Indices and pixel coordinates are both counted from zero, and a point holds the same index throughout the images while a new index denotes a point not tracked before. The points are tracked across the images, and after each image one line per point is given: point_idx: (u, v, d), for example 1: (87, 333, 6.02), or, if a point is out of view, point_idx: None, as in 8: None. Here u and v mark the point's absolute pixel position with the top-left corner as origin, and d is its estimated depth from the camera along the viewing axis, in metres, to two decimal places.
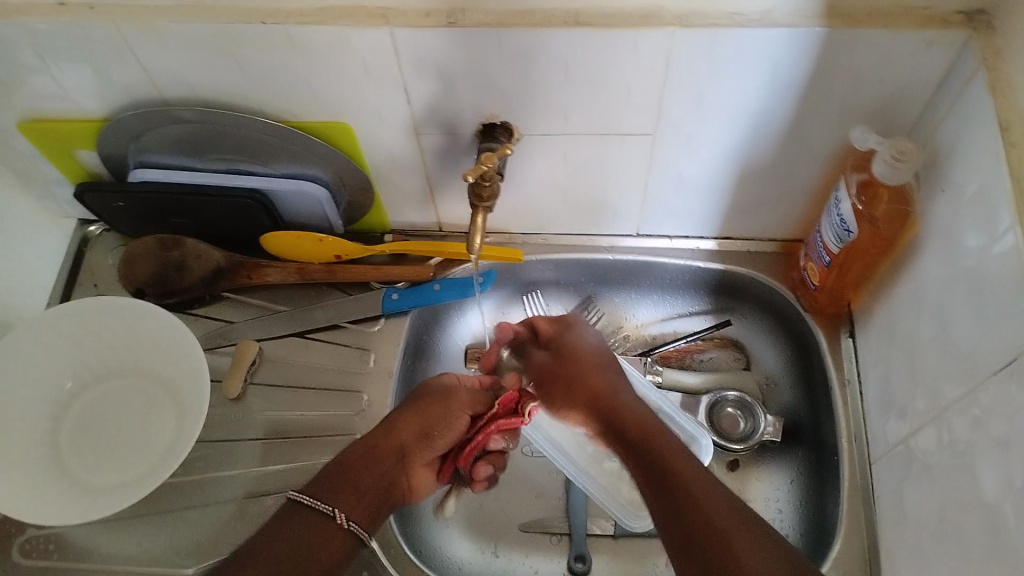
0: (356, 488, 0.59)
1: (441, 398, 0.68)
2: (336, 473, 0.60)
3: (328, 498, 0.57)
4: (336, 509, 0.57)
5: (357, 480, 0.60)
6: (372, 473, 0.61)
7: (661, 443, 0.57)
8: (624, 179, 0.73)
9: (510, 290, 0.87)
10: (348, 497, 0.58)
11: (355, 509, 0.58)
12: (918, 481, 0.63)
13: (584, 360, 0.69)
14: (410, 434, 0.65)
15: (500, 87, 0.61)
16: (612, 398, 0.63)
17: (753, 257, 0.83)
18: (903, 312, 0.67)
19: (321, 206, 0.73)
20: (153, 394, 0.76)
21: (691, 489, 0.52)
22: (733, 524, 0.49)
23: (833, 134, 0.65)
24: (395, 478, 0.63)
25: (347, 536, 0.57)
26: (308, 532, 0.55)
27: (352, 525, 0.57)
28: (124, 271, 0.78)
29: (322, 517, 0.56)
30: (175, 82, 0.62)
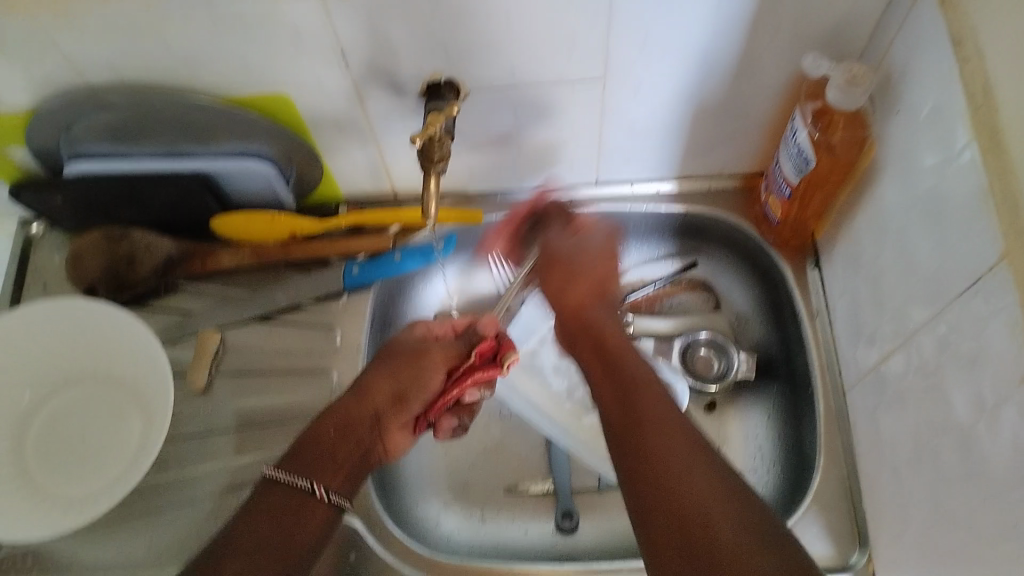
0: (334, 461, 0.59)
1: (415, 357, 0.69)
2: (308, 447, 0.59)
3: (306, 474, 0.57)
4: (313, 484, 0.56)
5: (336, 453, 0.60)
6: (350, 443, 0.61)
7: (633, 368, 0.58)
8: (577, 128, 0.71)
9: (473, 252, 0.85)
10: (331, 473, 0.58)
11: (332, 482, 0.58)
12: (892, 405, 0.63)
13: (585, 271, 0.68)
14: (383, 400, 0.65)
15: (441, 43, 0.59)
16: (593, 316, 0.65)
17: (714, 196, 0.82)
18: (866, 237, 0.67)
19: (269, 183, 0.70)
20: (117, 396, 0.74)
21: (648, 418, 0.52)
22: (682, 448, 0.49)
23: (785, 64, 0.64)
24: (373, 444, 0.63)
25: (329, 506, 0.57)
26: (287, 508, 0.55)
27: (331, 497, 0.57)
28: (72, 271, 0.76)
29: (301, 494, 0.56)
30: (99, 66, 0.59)
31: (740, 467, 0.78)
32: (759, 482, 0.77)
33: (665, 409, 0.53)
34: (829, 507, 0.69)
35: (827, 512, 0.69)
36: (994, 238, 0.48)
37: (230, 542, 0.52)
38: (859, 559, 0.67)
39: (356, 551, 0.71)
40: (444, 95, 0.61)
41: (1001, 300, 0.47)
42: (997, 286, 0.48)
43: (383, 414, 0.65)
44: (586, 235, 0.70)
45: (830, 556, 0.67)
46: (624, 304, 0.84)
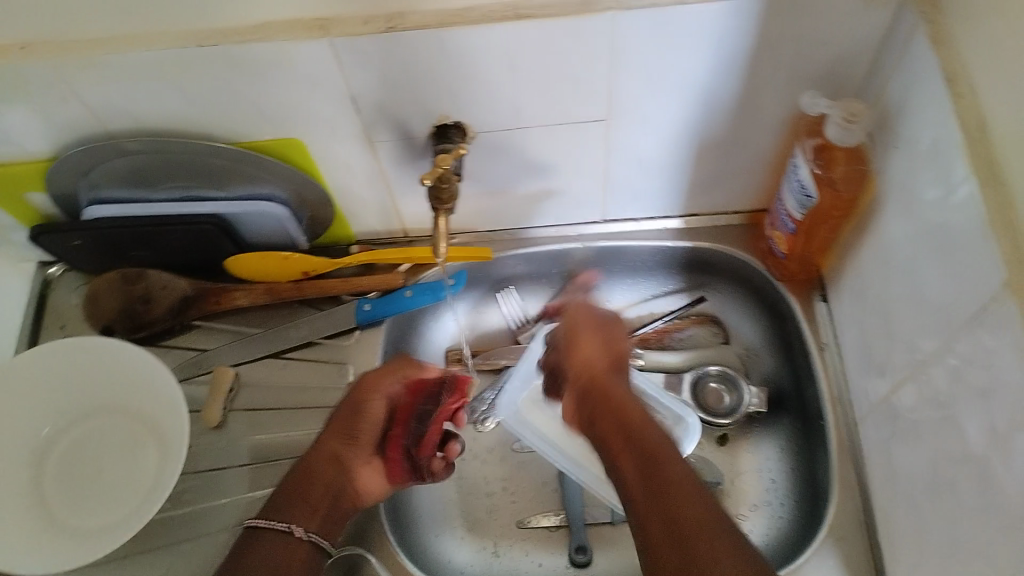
0: (306, 501, 0.60)
1: (357, 399, 0.66)
2: (284, 494, 0.61)
3: (283, 517, 0.58)
4: (293, 525, 0.58)
5: (306, 494, 0.61)
6: (319, 487, 0.62)
7: (658, 442, 0.55)
8: (583, 166, 0.72)
9: (483, 288, 0.87)
10: (300, 510, 0.59)
11: (309, 522, 0.59)
12: (904, 437, 0.63)
13: (596, 350, 0.66)
14: (336, 445, 0.64)
15: (447, 87, 0.61)
16: (609, 386, 0.62)
17: (720, 231, 0.83)
18: (872, 271, 0.67)
19: (282, 224, 0.72)
20: (133, 432, 0.75)
21: (678, 510, 0.49)
22: (707, 524, 0.48)
23: (785, 102, 0.65)
24: (341, 485, 0.63)
25: (306, 545, 0.58)
26: (270, 551, 0.56)
27: (310, 535, 0.58)
28: (89, 310, 0.78)
29: (280, 535, 0.57)
30: (119, 113, 0.61)
31: (752, 501, 0.78)
32: (772, 515, 0.77)
33: (675, 465, 0.53)
34: (844, 540, 0.69)
35: (842, 544, 0.69)
36: (994, 270, 0.48)
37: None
38: None
39: None
40: (451, 137, 0.63)
41: (1005, 332, 0.48)
42: (1001, 318, 0.48)
43: (342, 453, 0.64)
44: (578, 317, 0.69)
45: None
46: (633, 339, 0.85)
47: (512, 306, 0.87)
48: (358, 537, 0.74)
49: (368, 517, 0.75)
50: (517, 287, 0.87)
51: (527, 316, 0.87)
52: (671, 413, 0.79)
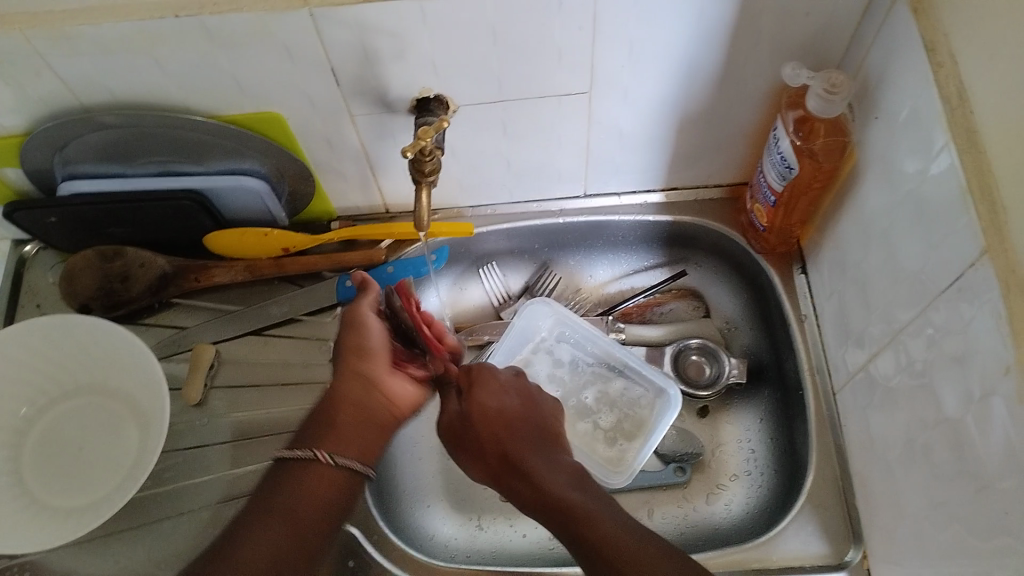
0: (334, 429, 0.62)
1: (354, 323, 0.67)
2: (314, 426, 0.63)
3: (309, 445, 0.61)
4: (315, 451, 0.60)
5: (333, 421, 0.63)
6: (344, 415, 0.63)
7: (540, 463, 0.57)
8: (564, 140, 0.72)
9: (466, 264, 0.87)
10: (329, 437, 0.62)
11: (336, 447, 0.61)
12: (881, 405, 0.64)
13: (511, 402, 0.62)
14: (360, 364, 0.65)
15: (427, 59, 0.60)
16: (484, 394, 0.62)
17: (701, 205, 0.84)
18: (850, 242, 0.68)
19: (262, 199, 0.72)
20: (113, 410, 0.74)
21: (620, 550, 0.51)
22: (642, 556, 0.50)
23: (766, 74, 0.65)
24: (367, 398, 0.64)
25: (345, 472, 0.61)
26: (301, 481, 0.59)
27: (338, 460, 0.60)
28: (66, 288, 0.76)
29: (309, 464, 0.60)
30: (95, 86, 0.60)
31: (733, 471, 0.79)
32: (751, 485, 0.78)
33: (597, 513, 0.53)
34: (823, 507, 0.70)
35: (821, 511, 0.70)
36: (973, 238, 0.49)
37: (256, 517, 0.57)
38: (854, 556, 0.68)
39: (355, 559, 0.71)
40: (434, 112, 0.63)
41: (982, 299, 0.48)
42: (979, 285, 0.49)
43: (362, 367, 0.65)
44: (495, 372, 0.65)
45: (824, 553, 0.68)
46: (613, 314, 0.86)
47: (494, 279, 0.87)
48: None
49: None
50: (500, 261, 0.88)
51: (508, 291, 0.88)
52: (654, 386, 0.81)
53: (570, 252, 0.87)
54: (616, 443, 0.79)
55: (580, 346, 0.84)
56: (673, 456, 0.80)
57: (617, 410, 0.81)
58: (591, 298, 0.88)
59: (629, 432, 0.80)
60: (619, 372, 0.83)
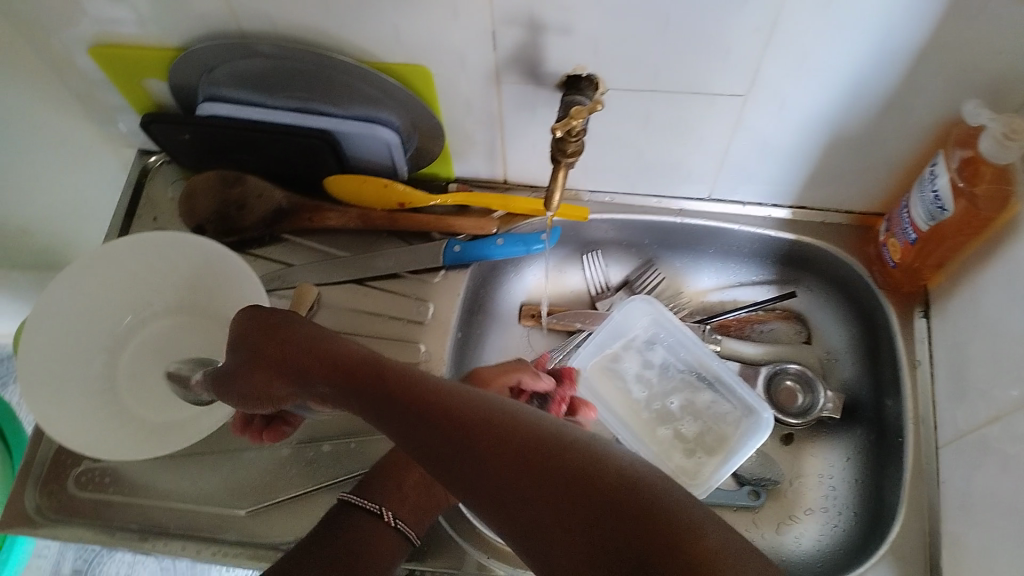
0: (400, 491, 0.62)
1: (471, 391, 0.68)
2: (384, 473, 0.64)
3: (375, 500, 0.61)
4: (382, 508, 0.60)
5: (399, 486, 0.63)
6: (412, 476, 0.64)
7: (461, 398, 0.43)
8: (706, 140, 0.70)
9: (571, 249, 0.86)
10: (391, 496, 0.62)
11: (400, 511, 0.61)
12: (995, 472, 0.61)
13: (367, 362, 0.50)
14: None
15: (591, 37, 0.58)
16: (426, 385, 0.45)
17: (828, 229, 0.80)
18: (991, 295, 0.64)
19: (390, 151, 0.71)
20: (208, 330, 0.75)
21: (574, 487, 0.37)
22: (620, 495, 0.37)
23: (937, 106, 0.62)
24: (440, 479, 0.65)
25: (395, 532, 0.60)
26: (362, 528, 0.58)
27: (397, 523, 0.60)
28: (184, 206, 0.77)
29: (370, 516, 0.59)
30: (257, 14, 0.59)
31: (810, 506, 0.76)
32: (827, 524, 0.75)
33: (568, 438, 0.40)
34: (906, 562, 0.67)
35: (905, 568, 0.67)
36: None
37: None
38: None
39: None
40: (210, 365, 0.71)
41: None
42: None
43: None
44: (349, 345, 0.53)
45: None
46: (713, 323, 0.84)
47: (595, 268, 0.87)
48: None
49: None
50: (605, 251, 0.86)
51: (609, 286, 0.87)
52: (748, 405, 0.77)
53: (682, 255, 0.86)
54: (695, 455, 0.77)
55: (669, 346, 0.82)
56: (749, 478, 0.77)
57: (702, 422, 0.79)
58: (691, 303, 0.86)
59: (709, 447, 0.78)
60: (707, 385, 0.81)
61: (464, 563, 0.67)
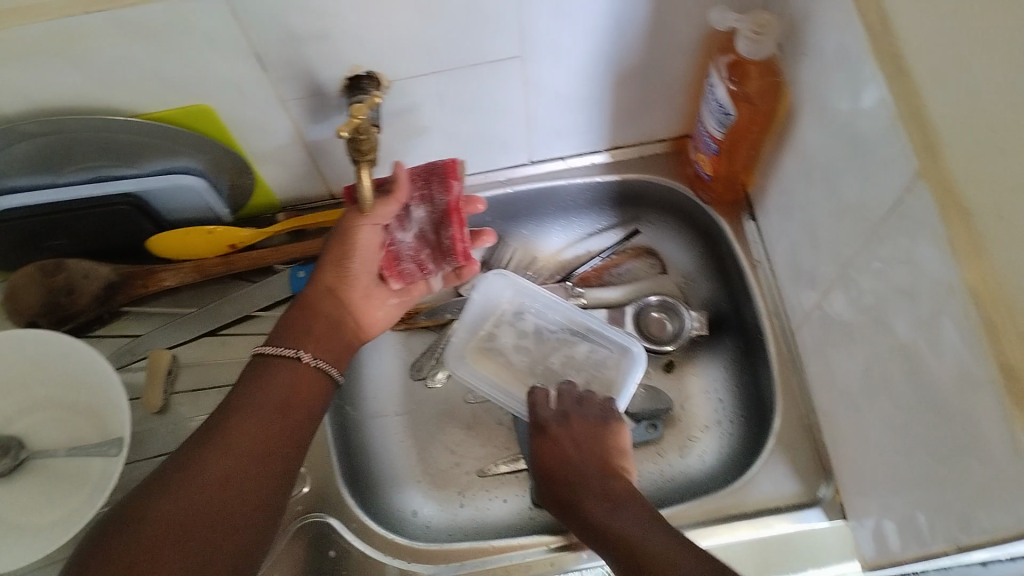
0: (311, 335, 0.65)
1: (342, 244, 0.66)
2: (288, 323, 0.65)
3: (288, 344, 0.63)
4: (299, 351, 0.63)
5: (310, 329, 0.65)
6: (322, 320, 0.66)
7: (570, 463, 0.69)
8: (504, 109, 0.72)
9: None
10: (309, 340, 0.64)
11: (316, 350, 0.64)
12: (838, 340, 0.65)
13: (370, 257, 0.67)
14: (331, 277, 0.67)
15: (354, 36, 0.59)
16: (566, 466, 0.69)
17: (646, 161, 0.84)
18: (793, 181, 0.68)
19: (202, 197, 0.71)
20: (70, 421, 0.72)
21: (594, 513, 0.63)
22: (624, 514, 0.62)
23: (695, 21, 0.65)
24: (343, 318, 0.67)
25: (317, 370, 0.64)
26: (284, 383, 0.61)
27: (317, 361, 0.64)
28: (9, 307, 0.74)
29: (289, 362, 0.62)
30: (12, 94, 0.58)
31: (704, 423, 0.79)
32: (723, 436, 0.78)
33: (594, 492, 0.65)
34: (791, 447, 0.71)
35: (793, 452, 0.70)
36: (908, 158, 0.49)
37: (181, 474, 0.54)
38: (827, 492, 0.68)
39: (336, 549, 0.70)
40: (26, 456, 0.70)
41: (923, 222, 0.49)
42: (919, 209, 0.49)
43: (335, 284, 0.67)
44: (365, 232, 0.66)
45: (798, 493, 0.69)
46: (572, 278, 0.86)
47: None
48: (318, 504, 0.72)
49: (325, 483, 0.74)
50: None
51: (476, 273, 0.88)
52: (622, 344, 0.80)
53: (526, 223, 0.87)
54: None
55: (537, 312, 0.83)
56: (644, 413, 0.80)
57: (585, 373, 0.81)
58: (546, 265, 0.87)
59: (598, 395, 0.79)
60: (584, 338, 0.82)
61: (385, 570, 0.69)
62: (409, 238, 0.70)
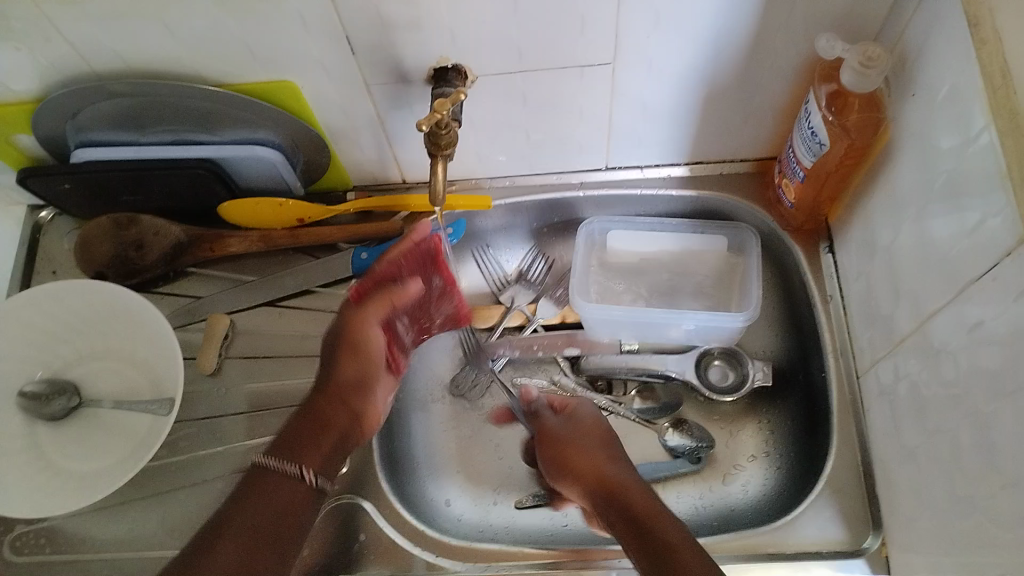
0: (318, 446, 0.60)
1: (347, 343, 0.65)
2: (295, 429, 0.61)
3: (291, 458, 0.58)
4: (301, 468, 0.58)
5: (318, 439, 0.61)
6: (330, 434, 0.62)
7: (606, 467, 0.65)
8: (587, 114, 0.70)
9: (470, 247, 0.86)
10: (312, 454, 0.59)
11: (319, 466, 0.59)
12: (905, 392, 0.62)
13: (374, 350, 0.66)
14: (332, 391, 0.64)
15: (445, 27, 0.58)
16: (582, 434, 0.70)
17: (726, 179, 0.81)
18: (881, 221, 0.65)
19: (276, 169, 0.71)
20: (126, 374, 0.73)
21: (654, 526, 0.57)
22: (658, 509, 0.59)
23: (798, 45, 0.62)
24: (349, 430, 0.64)
25: (314, 491, 0.58)
26: (276, 498, 0.56)
27: (317, 480, 0.58)
28: (81, 255, 0.76)
29: (287, 480, 0.57)
30: (105, 53, 0.59)
31: (751, 452, 0.78)
32: (767, 468, 0.76)
33: (642, 496, 0.61)
34: (842, 493, 0.68)
35: (842, 498, 0.68)
36: (1013, 221, 0.46)
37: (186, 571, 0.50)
38: (872, 543, 0.65)
39: (366, 534, 0.70)
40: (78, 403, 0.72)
41: (1019, 289, 0.46)
42: (1016, 275, 0.46)
43: (342, 391, 0.64)
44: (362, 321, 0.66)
45: (842, 538, 0.66)
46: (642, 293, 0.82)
47: (490, 263, 0.87)
48: (356, 487, 0.73)
49: (363, 465, 0.74)
50: (491, 243, 0.87)
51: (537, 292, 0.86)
52: (734, 242, 0.81)
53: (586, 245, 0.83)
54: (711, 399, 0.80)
55: (607, 357, 0.82)
56: (684, 449, 0.78)
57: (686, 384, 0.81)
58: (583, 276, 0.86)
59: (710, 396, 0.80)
60: (664, 377, 0.81)
61: (410, 566, 0.68)
62: (403, 324, 0.70)
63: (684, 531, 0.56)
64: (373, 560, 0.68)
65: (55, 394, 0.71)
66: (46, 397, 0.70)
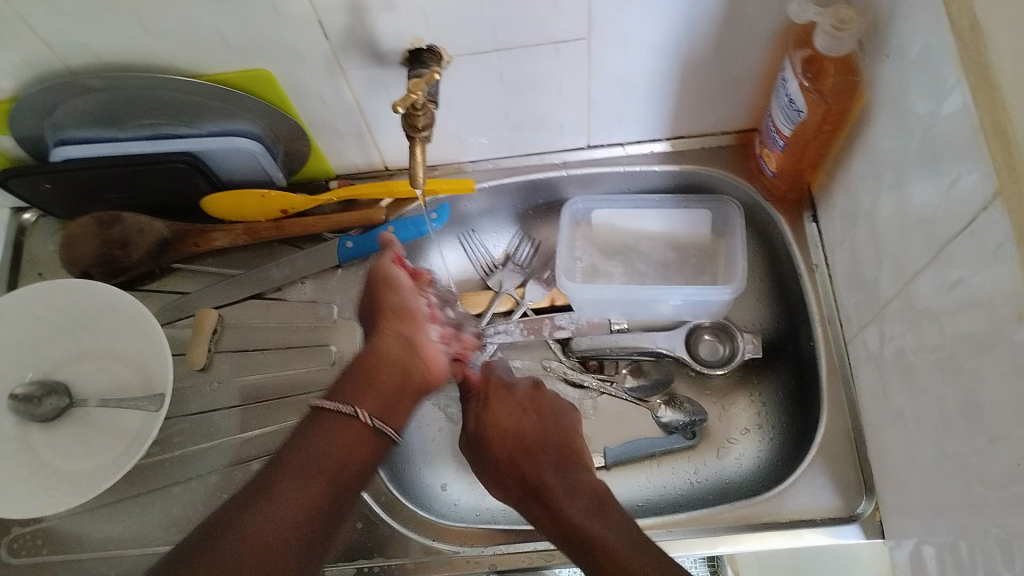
0: (374, 384, 0.60)
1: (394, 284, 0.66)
2: (355, 370, 0.61)
3: (350, 399, 0.58)
4: (358, 408, 0.58)
5: (372, 378, 0.60)
6: (384, 377, 0.61)
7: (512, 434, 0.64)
8: (565, 91, 0.70)
9: (455, 231, 0.86)
10: (370, 395, 0.59)
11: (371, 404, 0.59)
12: (893, 354, 0.62)
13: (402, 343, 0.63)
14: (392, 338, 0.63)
15: (417, 7, 0.58)
16: (495, 419, 0.65)
17: (708, 153, 0.81)
18: (862, 186, 0.66)
19: (257, 159, 0.71)
20: (116, 372, 0.73)
21: (576, 516, 0.56)
22: (555, 463, 0.61)
23: (771, 12, 0.62)
24: (408, 370, 0.63)
25: (372, 431, 0.58)
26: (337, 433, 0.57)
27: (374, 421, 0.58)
28: (66, 255, 0.76)
29: (346, 419, 0.57)
30: (78, 48, 0.59)
31: (744, 426, 0.78)
32: (761, 440, 0.77)
33: (546, 463, 0.61)
34: (834, 459, 0.68)
35: (834, 465, 0.68)
36: (988, 174, 0.46)
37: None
38: (866, 508, 0.65)
39: (363, 521, 0.70)
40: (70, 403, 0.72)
41: (998, 241, 0.46)
42: (994, 227, 0.46)
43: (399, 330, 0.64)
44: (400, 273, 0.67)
45: (836, 505, 0.67)
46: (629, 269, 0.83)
47: (478, 249, 0.87)
48: None
49: None
50: (475, 228, 0.86)
51: (523, 274, 0.86)
52: (716, 216, 0.82)
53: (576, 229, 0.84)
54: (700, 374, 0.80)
55: (597, 337, 0.82)
56: (677, 425, 0.78)
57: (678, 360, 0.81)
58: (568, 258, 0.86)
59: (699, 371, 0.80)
60: (654, 355, 0.81)
61: (408, 551, 0.68)
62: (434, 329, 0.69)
63: (604, 513, 0.55)
64: (372, 546, 0.69)
65: (46, 394, 0.70)
66: (38, 397, 0.70)
